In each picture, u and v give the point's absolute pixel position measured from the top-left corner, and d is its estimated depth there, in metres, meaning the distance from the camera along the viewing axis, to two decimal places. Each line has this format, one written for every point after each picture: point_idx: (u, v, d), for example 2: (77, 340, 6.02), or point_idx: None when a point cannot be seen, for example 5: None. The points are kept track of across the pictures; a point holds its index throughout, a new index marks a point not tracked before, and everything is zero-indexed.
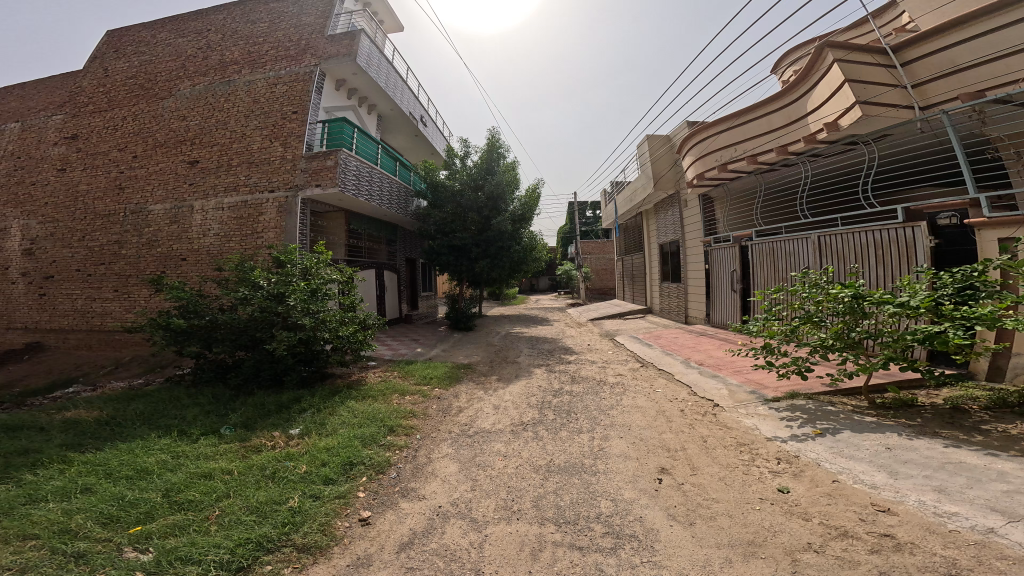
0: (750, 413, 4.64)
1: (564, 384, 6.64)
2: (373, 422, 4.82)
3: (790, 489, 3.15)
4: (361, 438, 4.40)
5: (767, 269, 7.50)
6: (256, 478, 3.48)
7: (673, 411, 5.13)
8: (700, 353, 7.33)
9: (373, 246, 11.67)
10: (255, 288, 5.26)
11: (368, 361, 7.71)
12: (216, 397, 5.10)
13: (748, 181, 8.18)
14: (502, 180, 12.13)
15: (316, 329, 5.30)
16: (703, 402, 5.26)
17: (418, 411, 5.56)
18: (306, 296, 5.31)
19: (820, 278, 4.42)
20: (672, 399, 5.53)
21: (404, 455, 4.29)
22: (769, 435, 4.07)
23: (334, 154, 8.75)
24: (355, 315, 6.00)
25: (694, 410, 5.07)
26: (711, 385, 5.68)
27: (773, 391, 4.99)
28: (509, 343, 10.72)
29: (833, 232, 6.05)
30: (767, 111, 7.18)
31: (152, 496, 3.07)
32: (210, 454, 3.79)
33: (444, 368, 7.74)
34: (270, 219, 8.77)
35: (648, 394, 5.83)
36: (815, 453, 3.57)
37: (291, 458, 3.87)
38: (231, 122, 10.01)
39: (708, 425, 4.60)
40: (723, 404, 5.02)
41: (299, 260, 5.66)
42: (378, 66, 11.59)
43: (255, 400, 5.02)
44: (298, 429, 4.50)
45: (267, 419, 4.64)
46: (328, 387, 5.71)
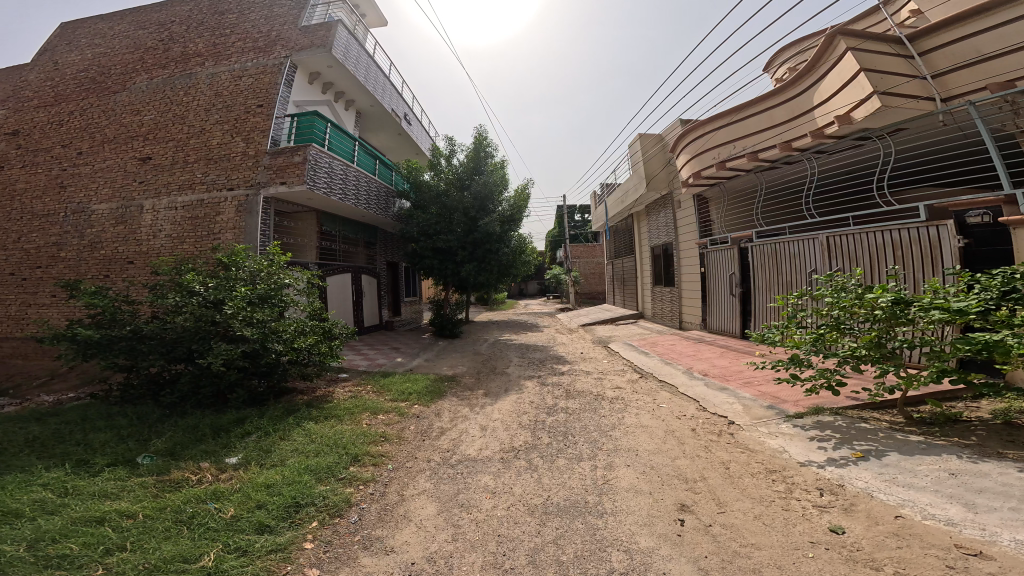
0: (772, 433, 4.10)
1: (559, 400, 5.99)
2: (334, 450, 4.04)
3: (845, 529, 2.60)
4: (315, 471, 3.62)
5: (769, 272, 7.07)
6: (168, 525, 2.70)
7: (683, 432, 4.52)
8: (703, 362, 6.79)
9: (350, 249, 10.84)
10: (188, 295, 4.44)
11: (339, 374, 6.89)
12: (141, 419, 4.22)
13: (747, 181, 7.86)
14: (488, 181, 11.52)
15: (268, 340, 4.52)
16: (715, 419, 4.69)
17: (391, 434, 4.78)
18: (249, 303, 4.52)
19: (846, 282, 3.89)
20: (680, 416, 4.95)
21: (369, 492, 3.54)
22: (802, 460, 3.52)
23: (303, 150, 7.97)
24: (319, 326, 5.24)
25: (707, 429, 4.50)
26: (721, 400, 5.12)
27: (793, 406, 4.47)
28: (498, 351, 10.01)
29: (845, 232, 5.63)
30: (768, 106, 6.77)
31: (10, 549, 2.27)
32: (113, 492, 2.97)
33: (425, 381, 6.97)
34: (229, 219, 7.87)
35: (653, 411, 5.23)
36: (863, 481, 3.04)
37: (219, 498, 3.09)
38: (190, 116, 9.10)
39: (725, 448, 4.02)
40: (740, 422, 4.46)
41: (249, 264, 4.89)
42: (356, 60, 10.86)
43: (188, 422, 4.18)
44: (237, 458, 3.70)
45: (201, 445, 3.81)
46: (284, 405, 4.89)
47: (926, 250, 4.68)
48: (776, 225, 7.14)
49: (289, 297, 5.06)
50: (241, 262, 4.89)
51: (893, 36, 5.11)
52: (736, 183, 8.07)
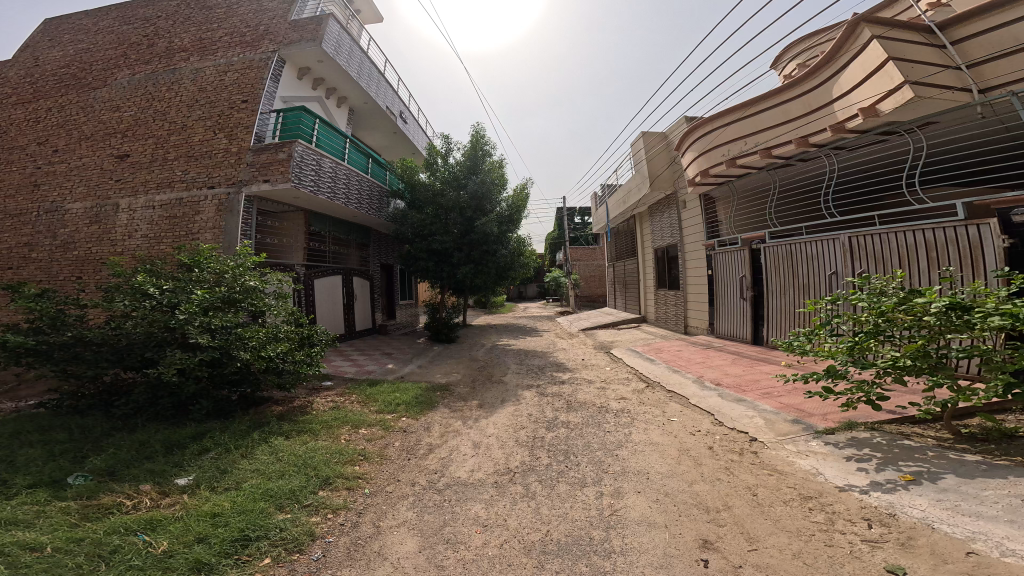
0: (801, 451, 3.63)
1: (559, 413, 5.51)
2: (301, 471, 3.57)
3: (905, 570, 2.13)
4: (275, 497, 3.16)
5: (783, 275, 6.65)
6: (80, 562, 2.23)
7: (698, 450, 4.06)
8: (715, 370, 6.32)
9: (341, 250, 10.37)
10: (141, 299, 4.01)
11: (323, 382, 6.41)
12: (86, 433, 3.75)
13: (760, 179, 7.43)
14: (486, 180, 11.08)
15: (232, 347, 4.06)
16: (732, 436, 4.23)
17: (371, 452, 4.30)
18: (208, 308, 4.12)
19: (886, 286, 3.41)
20: (693, 432, 4.49)
21: (338, 522, 3.06)
22: (841, 484, 3.05)
23: (288, 146, 7.53)
24: (294, 333, 4.79)
25: (725, 447, 4.03)
26: (739, 413, 4.65)
27: (821, 421, 4.01)
28: (495, 357, 9.53)
29: (869, 232, 5.22)
30: (781, 100, 6.36)
31: None
32: (24, 519, 2.50)
33: (416, 391, 6.48)
34: (207, 218, 7.43)
35: (663, 426, 4.76)
36: (919, 510, 2.56)
37: (154, 529, 2.63)
38: (172, 112, 8.68)
39: (748, 470, 3.55)
40: (762, 439, 4.00)
41: (213, 263, 4.49)
42: (348, 55, 10.46)
43: (139, 438, 3.71)
44: (186, 481, 3.22)
45: (148, 464, 3.35)
46: (252, 419, 4.42)
47: (964, 251, 4.27)
48: (791, 226, 6.72)
49: (261, 301, 4.62)
50: (205, 263, 4.46)
51: (920, 23, 4.70)
52: (748, 181, 7.65)
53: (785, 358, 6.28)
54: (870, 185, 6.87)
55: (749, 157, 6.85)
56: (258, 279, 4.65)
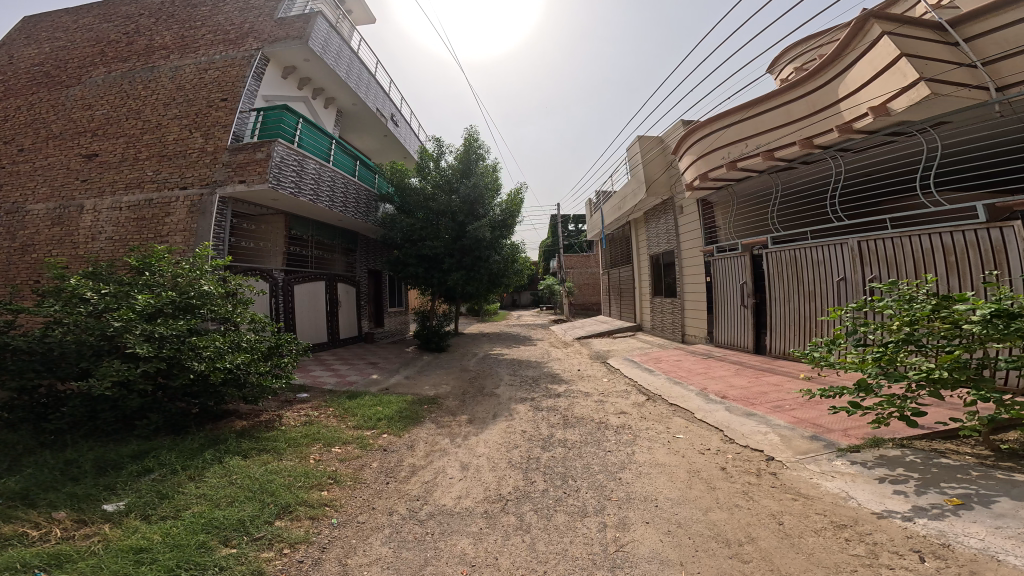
0: (825, 472, 3.29)
1: (555, 429, 5.08)
2: (258, 499, 3.11)
3: None
4: (219, 529, 2.72)
5: (787, 281, 6.40)
6: None
7: (710, 472, 3.68)
8: (719, 381, 5.97)
9: (325, 254, 9.89)
10: (77, 304, 3.63)
11: (298, 394, 5.91)
12: (7, 453, 3.26)
13: (764, 183, 7.26)
14: (478, 184, 10.76)
15: (183, 357, 3.62)
16: (746, 455, 3.87)
17: (344, 474, 3.84)
18: (170, 314, 3.87)
19: (917, 291, 3.11)
20: (702, 451, 4.12)
21: (296, 558, 2.60)
22: (879, 510, 2.69)
23: (266, 146, 7.14)
24: (261, 344, 4.39)
25: (740, 468, 3.66)
26: (751, 429, 4.31)
27: (844, 438, 3.69)
28: (486, 368, 9.09)
29: (880, 236, 5.00)
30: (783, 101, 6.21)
31: None
32: None
33: (400, 404, 6.00)
34: (178, 220, 6.95)
35: (668, 444, 4.38)
36: (978, 540, 2.19)
37: (59, 566, 2.19)
38: (146, 111, 8.22)
39: (766, 494, 3.19)
40: (781, 458, 3.65)
41: (164, 266, 4.15)
42: (336, 54, 10.15)
43: (70, 460, 3.23)
44: (114, 509, 2.78)
45: (70, 488, 2.92)
46: (207, 436, 3.97)
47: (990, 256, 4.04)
48: (794, 230, 6.54)
49: (221, 307, 4.28)
50: (156, 266, 4.09)
51: (931, 19, 4.61)
52: (750, 185, 7.47)
53: (791, 368, 5.98)
54: (876, 190, 6.73)
55: (751, 159, 6.68)
56: (214, 283, 4.26)
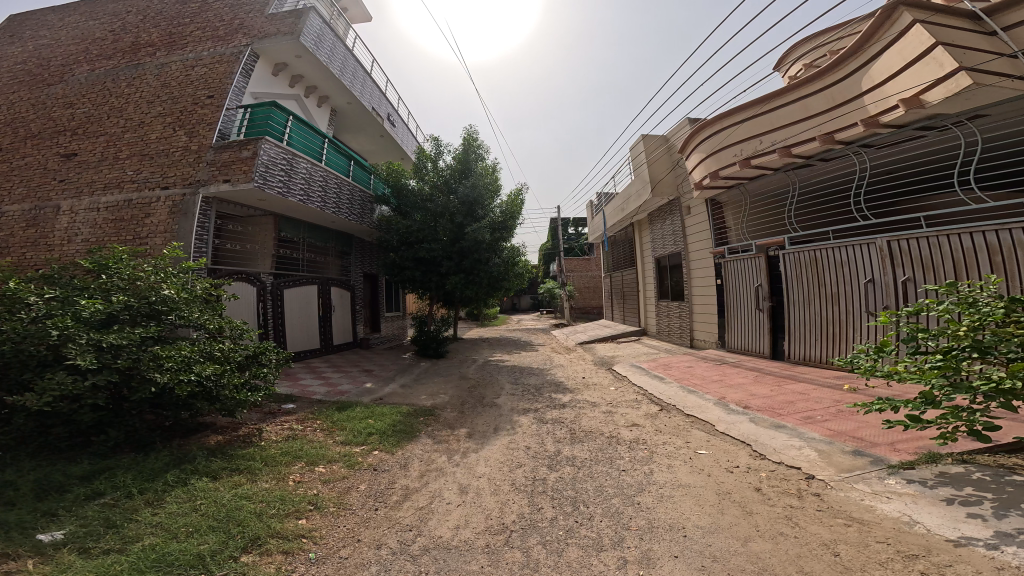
0: (879, 493, 2.96)
1: (563, 445, 4.66)
2: (224, 530, 2.67)
3: None
4: (172, 567, 2.28)
5: (807, 284, 6.07)
6: None
7: (743, 493, 3.29)
8: (737, 390, 5.57)
9: (318, 257, 9.50)
10: (18, 310, 3.27)
11: (284, 405, 5.49)
12: None
13: (780, 181, 6.97)
14: (477, 184, 10.36)
15: (142, 368, 3.21)
16: (781, 474, 3.49)
17: (326, 498, 3.40)
18: (128, 320, 3.52)
19: (981, 294, 2.75)
20: (730, 468, 3.74)
21: None
22: (954, 537, 2.33)
23: (253, 143, 6.79)
24: (237, 353, 4.02)
25: (777, 488, 3.29)
26: (783, 444, 3.93)
27: (892, 453, 3.37)
28: (486, 376, 8.65)
29: (914, 235, 4.72)
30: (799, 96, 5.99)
31: None
32: None
33: (395, 416, 5.58)
34: (158, 221, 6.56)
35: (689, 461, 3.98)
36: None
37: None
38: (129, 109, 7.88)
39: (813, 519, 2.82)
40: (824, 477, 3.31)
41: (119, 269, 3.74)
42: (330, 50, 9.86)
43: (15, 483, 2.82)
44: (51, 542, 2.34)
45: (5, 515, 2.50)
46: (178, 453, 3.55)
47: None
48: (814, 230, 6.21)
49: (192, 312, 3.96)
50: (114, 267, 3.71)
51: (964, 7, 4.40)
52: (764, 184, 7.18)
53: (814, 376, 5.59)
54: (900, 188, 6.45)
55: (766, 156, 6.43)
56: (177, 287, 3.89)
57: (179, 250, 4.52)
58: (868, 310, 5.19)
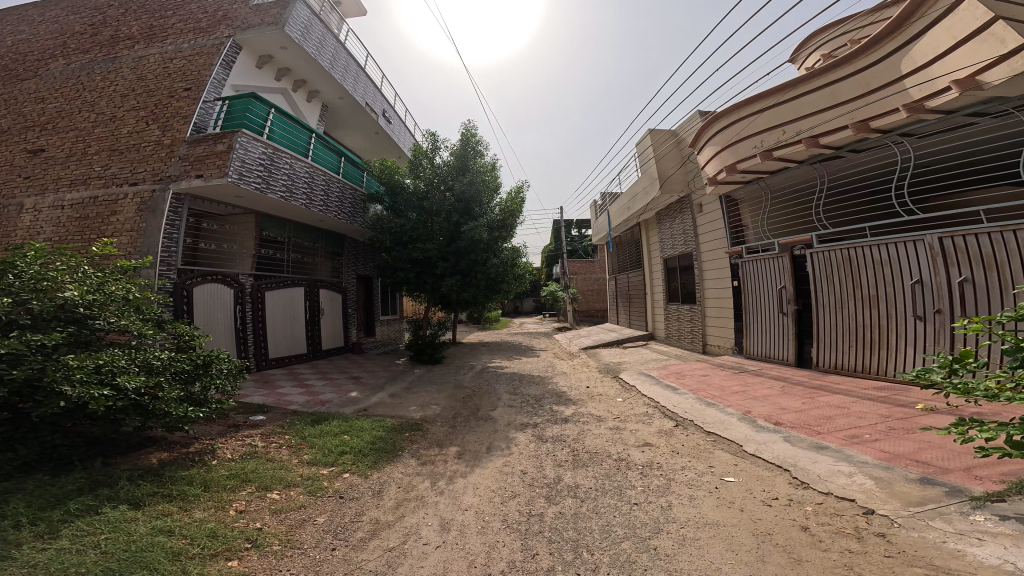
0: (966, 534, 2.31)
1: (564, 470, 4.03)
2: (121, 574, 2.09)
3: None
4: None
5: (840, 286, 5.46)
6: None
7: (787, 534, 2.65)
8: (763, 403, 4.93)
9: (305, 258, 9.00)
10: None
11: (252, 418, 4.95)
12: None
13: (805, 174, 6.41)
14: (474, 181, 9.78)
15: (46, 380, 2.68)
16: (830, 509, 2.86)
17: (270, 534, 2.80)
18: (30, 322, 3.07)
19: None
20: (763, 500, 3.11)
21: None
22: None
23: (229, 136, 6.34)
24: (175, 361, 3.51)
25: (828, 528, 2.65)
26: (828, 470, 3.29)
27: (973, 482, 2.73)
28: (483, 384, 8.03)
29: (975, 230, 4.12)
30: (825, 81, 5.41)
31: None
32: None
33: (377, 430, 5.00)
34: (124, 219, 6.10)
35: (713, 490, 3.36)
36: None
37: None
38: (102, 103, 7.50)
39: (882, 570, 2.19)
40: (888, 512, 2.67)
41: (27, 267, 3.18)
42: (319, 42, 9.44)
43: None
44: None
45: None
46: (101, 476, 3.00)
47: None
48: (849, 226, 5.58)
49: (114, 314, 3.46)
50: (21, 264, 3.16)
51: None
52: (786, 178, 6.64)
53: (852, 388, 4.91)
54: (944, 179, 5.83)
55: (790, 147, 5.88)
56: (83, 287, 3.28)
57: (113, 248, 4.00)
58: (915, 314, 4.62)
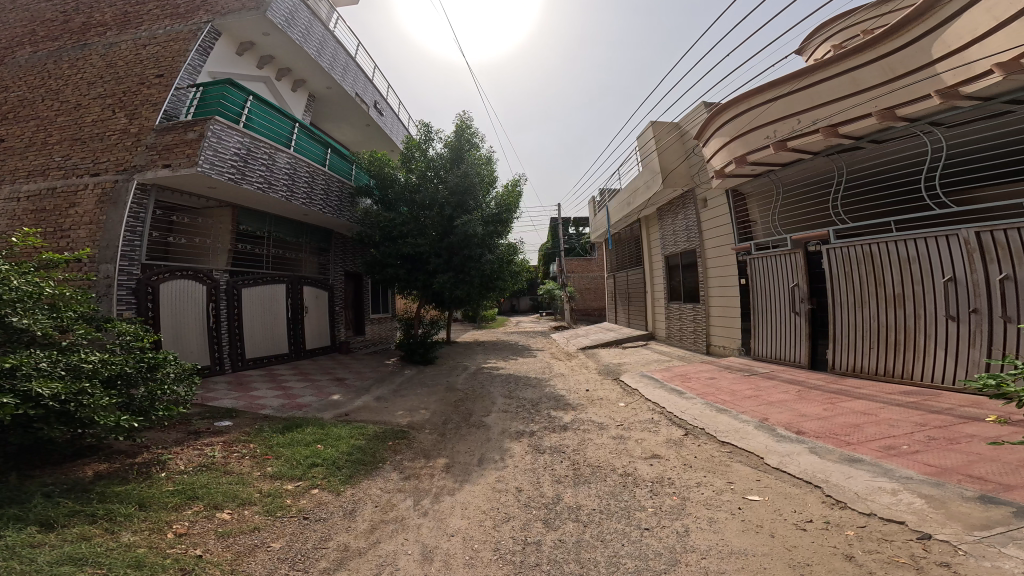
0: None
1: (564, 488, 3.61)
2: None
3: None
4: None
5: (862, 284, 5.13)
6: None
7: (828, 566, 2.24)
8: (779, 409, 4.55)
9: (288, 254, 8.52)
10: None
11: (218, 424, 4.51)
12: None
13: (822, 166, 6.07)
14: (469, 172, 9.23)
15: None
16: (874, 534, 2.45)
17: (210, 564, 2.36)
18: None
19: None
20: (790, 522, 2.71)
21: None
22: None
23: (201, 124, 5.84)
24: (112, 364, 3.11)
25: (877, 556, 2.25)
26: (867, 487, 2.89)
27: None
28: (478, 387, 7.59)
29: (1014, 225, 3.80)
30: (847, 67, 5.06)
31: None
32: None
33: (358, 440, 4.54)
34: (83, 212, 5.60)
35: (732, 511, 2.95)
36: None
37: None
38: (67, 91, 6.95)
39: None
40: (945, 538, 2.27)
41: None
42: (305, 29, 8.93)
43: None
44: None
45: None
46: (20, 495, 2.58)
47: None
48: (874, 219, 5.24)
49: (33, 313, 3.04)
50: None
51: None
52: (800, 171, 6.28)
53: (876, 392, 4.53)
54: (969, 171, 5.48)
55: (805, 137, 5.56)
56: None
57: (32, 241, 3.56)
58: (946, 314, 4.31)
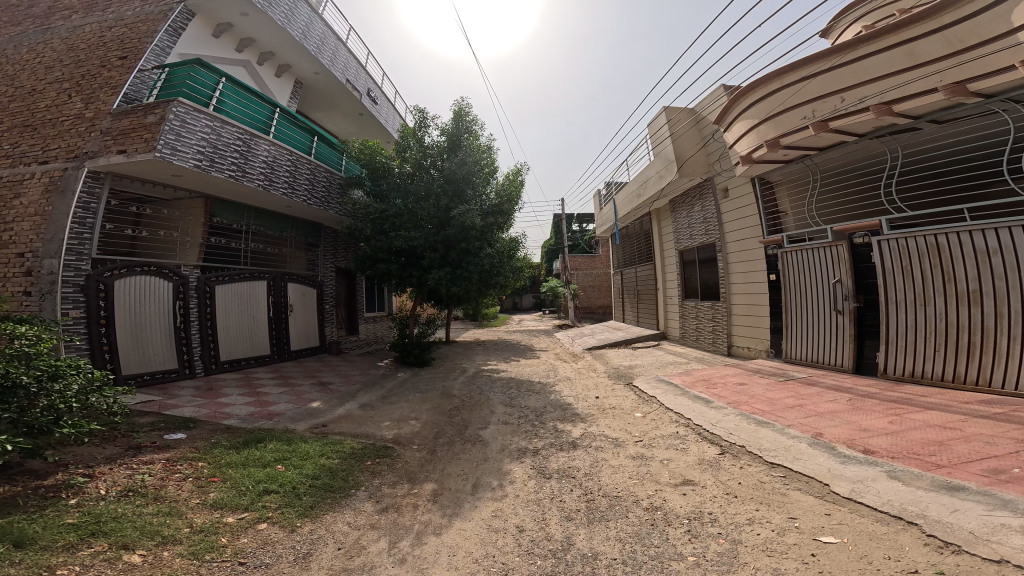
0: None
1: (575, 525, 2.91)
2: None
3: None
4: None
5: (925, 281, 4.45)
6: None
7: None
8: (832, 421, 3.82)
9: (271, 250, 7.89)
10: None
11: (168, 437, 3.84)
12: None
13: (872, 148, 5.33)
14: (467, 160, 8.55)
15: None
16: None
17: None
18: None
19: None
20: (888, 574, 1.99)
21: None
22: None
23: (164, 106, 5.22)
24: None
25: None
26: (984, 525, 2.17)
27: None
28: (476, 392, 6.89)
29: None
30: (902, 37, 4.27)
31: None
32: None
33: (332, 458, 3.86)
34: (28, 203, 4.98)
35: (803, 558, 2.23)
36: None
37: None
38: (23, 76, 6.33)
39: None
40: None
41: None
42: (288, 9, 8.28)
43: None
44: None
45: None
46: None
47: None
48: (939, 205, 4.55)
49: None
50: None
51: None
52: (844, 154, 5.56)
53: (950, 403, 3.78)
54: None
55: (850, 117, 4.83)
56: None
57: None
58: None
